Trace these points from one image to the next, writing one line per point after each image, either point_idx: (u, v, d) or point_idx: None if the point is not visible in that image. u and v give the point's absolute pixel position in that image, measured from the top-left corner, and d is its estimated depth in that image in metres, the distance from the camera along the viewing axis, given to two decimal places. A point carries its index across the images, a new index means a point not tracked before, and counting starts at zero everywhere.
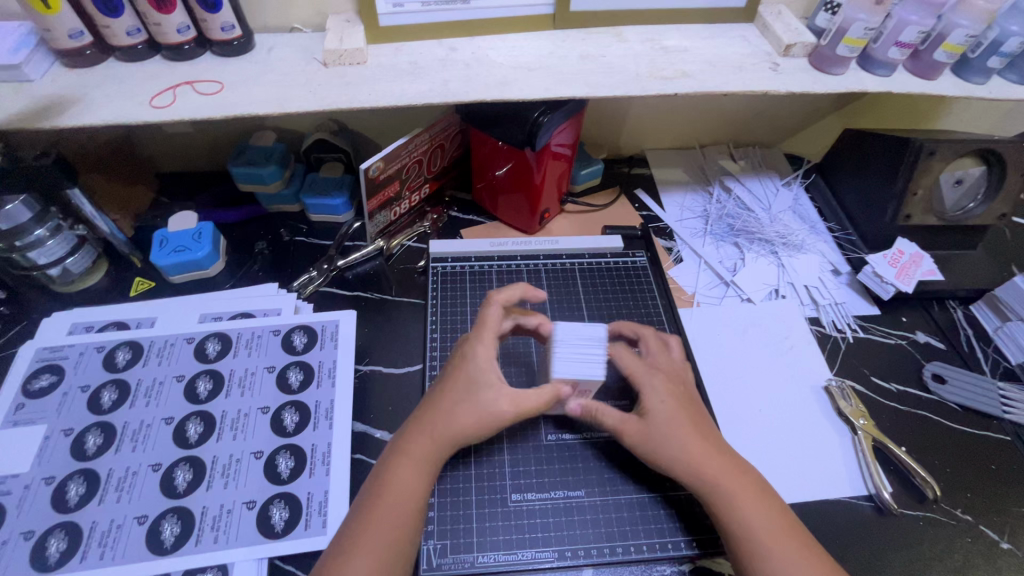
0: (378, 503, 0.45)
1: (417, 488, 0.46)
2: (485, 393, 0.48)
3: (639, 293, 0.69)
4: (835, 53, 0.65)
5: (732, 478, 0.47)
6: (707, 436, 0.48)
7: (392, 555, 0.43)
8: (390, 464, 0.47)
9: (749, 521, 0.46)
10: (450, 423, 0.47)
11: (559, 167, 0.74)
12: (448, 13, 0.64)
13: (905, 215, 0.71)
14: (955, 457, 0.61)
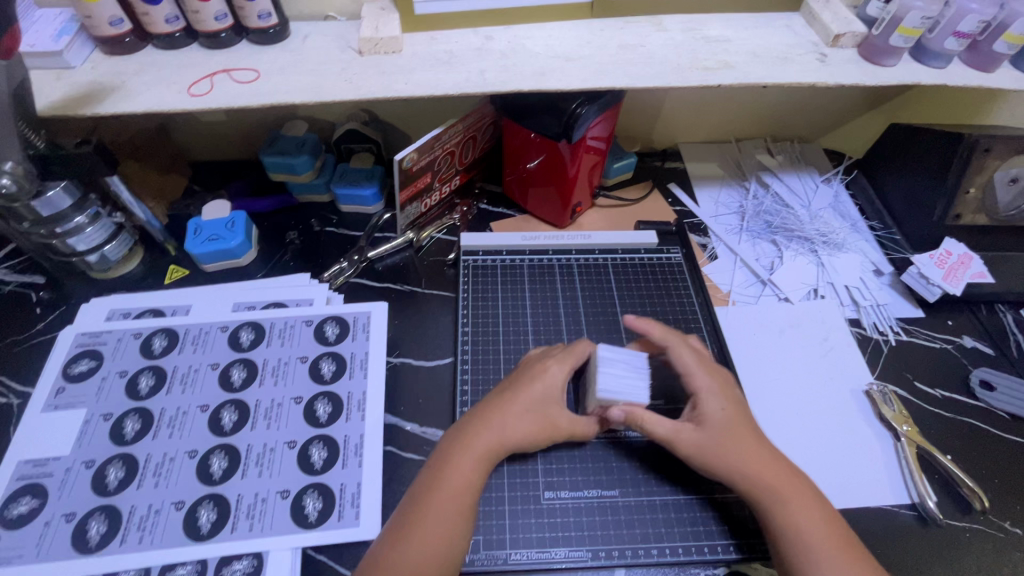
0: (432, 496, 0.45)
1: (473, 485, 0.47)
2: (552, 404, 0.51)
3: (673, 290, 0.66)
4: (887, 43, 0.62)
5: (781, 478, 0.48)
6: (759, 443, 0.50)
7: (446, 549, 0.44)
8: (445, 460, 0.47)
9: (802, 524, 0.45)
10: (514, 431, 0.49)
11: (592, 160, 0.72)
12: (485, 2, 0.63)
13: (955, 214, 0.70)
14: (1005, 469, 0.58)
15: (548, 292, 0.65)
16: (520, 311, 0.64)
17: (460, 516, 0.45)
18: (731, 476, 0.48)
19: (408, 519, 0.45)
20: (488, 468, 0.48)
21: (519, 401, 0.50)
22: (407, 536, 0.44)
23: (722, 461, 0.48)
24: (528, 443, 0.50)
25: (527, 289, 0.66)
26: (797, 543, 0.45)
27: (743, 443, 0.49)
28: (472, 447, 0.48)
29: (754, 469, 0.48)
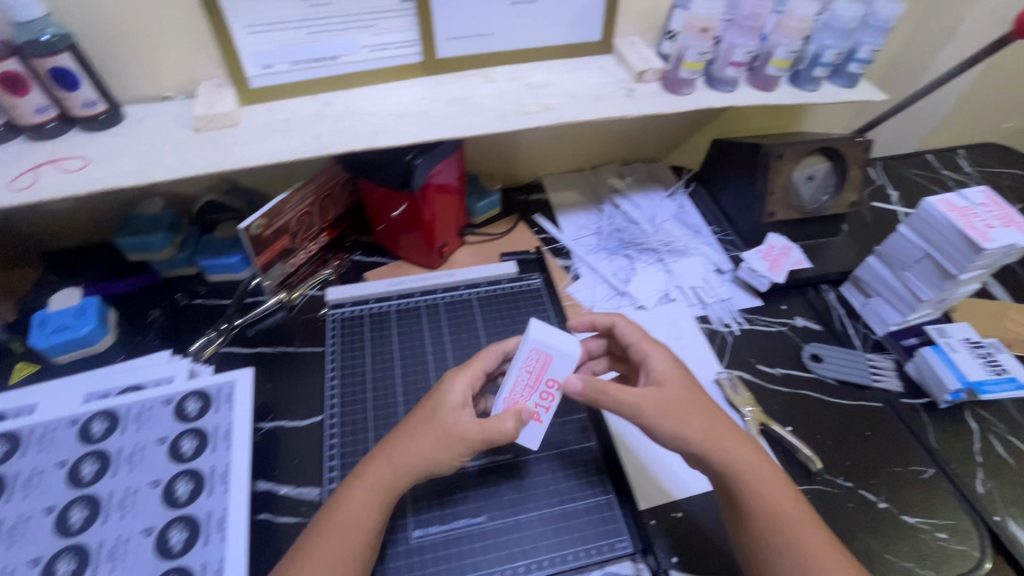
0: (325, 535, 0.47)
1: (363, 520, 0.48)
2: (444, 420, 0.51)
3: (533, 314, 0.71)
4: (680, 76, 0.71)
5: (744, 451, 0.52)
6: (714, 417, 0.54)
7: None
8: (348, 490, 0.50)
9: (778, 503, 0.50)
10: (408, 451, 0.50)
11: (448, 201, 0.77)
12: (319, 70, 0.68)
13: (768, 211, 0.79)
14: (837, 430, 0.66)
15: (415, 334, 0.68)
16: (389, 355, 0.66)
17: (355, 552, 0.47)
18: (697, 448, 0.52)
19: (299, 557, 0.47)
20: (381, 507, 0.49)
21: (413, 424, 0.51)
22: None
23: (678, 425, 0.52)
24: (427, 467, 0.50)
25: (395, 334, 0.68)
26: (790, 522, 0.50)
27: (700, 417, 0.53)
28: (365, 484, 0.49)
29: (740, 457, 0.52)
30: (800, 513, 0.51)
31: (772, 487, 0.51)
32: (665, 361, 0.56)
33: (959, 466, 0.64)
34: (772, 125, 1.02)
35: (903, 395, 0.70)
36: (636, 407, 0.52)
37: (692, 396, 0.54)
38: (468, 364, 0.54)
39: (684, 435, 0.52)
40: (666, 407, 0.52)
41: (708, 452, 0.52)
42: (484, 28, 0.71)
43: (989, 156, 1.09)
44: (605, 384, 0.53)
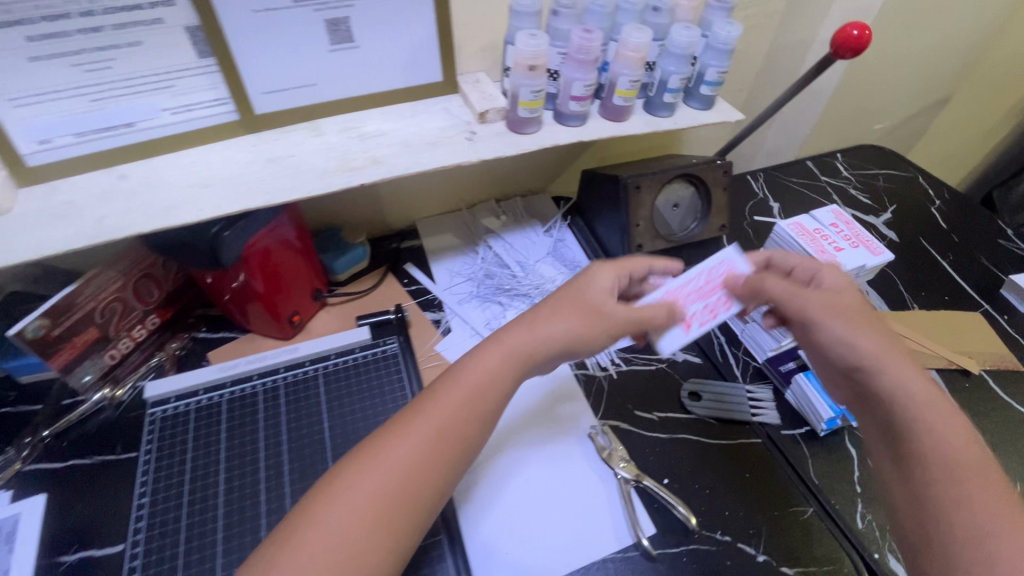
0: (414, 416, 0.48)
1: (478, 392, 0.50)
2: (592, 296, 0.55)
3: (386, 386, 0.64)
4: (520, 116, 0.67)
5: (915, 380, 0.46)
6: (901, 349, 0.48)
7: (421, 469, 0.46)
8: (462, 366, 0.52)
9: (951, 443, 0.43)
10: (531, 333, 0.53)
11: (287, 266, 0.70)
12: (114, 139, 0.60)
13: (637, 244, 0.76)
14: (714, 476, 0.62)
15: (246, 428, 0.60)
16: (213, 457, 0.57)
17: (454, 432, 0.48)
18: (864, 370, 0.47)
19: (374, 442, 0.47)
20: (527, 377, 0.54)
21: (552, 303, 0.55)
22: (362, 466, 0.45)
23: (855, 340, 0.48)
24: (551, 343, 0.52)
25: (224, 429, 0.60)
26: (945, 469, 0.42)
27: (884, 349, 0.47)
28: (462, 371, 0.51)
29: (913, 389, 0.45)
30: (966, 434, 0.43)
31: (942, 419, 0.44)
32: (837, 276, 0.55)
33: (839, 501, 0.61)
34: (652, 146, 1.01)
35: (783, 427, 0.67)
36: (803, 306, 0.52)
37: (860, 320, 0.50)
38: (615, 262, 0.60)
39: (859, 346, 0.48)
40: (832, 308, 0.51)
41: (876, 367, 0.47)
42: (305, 79, 0.65)
43: (864, 158, 1.11)
44: (789, 288, 0.53)
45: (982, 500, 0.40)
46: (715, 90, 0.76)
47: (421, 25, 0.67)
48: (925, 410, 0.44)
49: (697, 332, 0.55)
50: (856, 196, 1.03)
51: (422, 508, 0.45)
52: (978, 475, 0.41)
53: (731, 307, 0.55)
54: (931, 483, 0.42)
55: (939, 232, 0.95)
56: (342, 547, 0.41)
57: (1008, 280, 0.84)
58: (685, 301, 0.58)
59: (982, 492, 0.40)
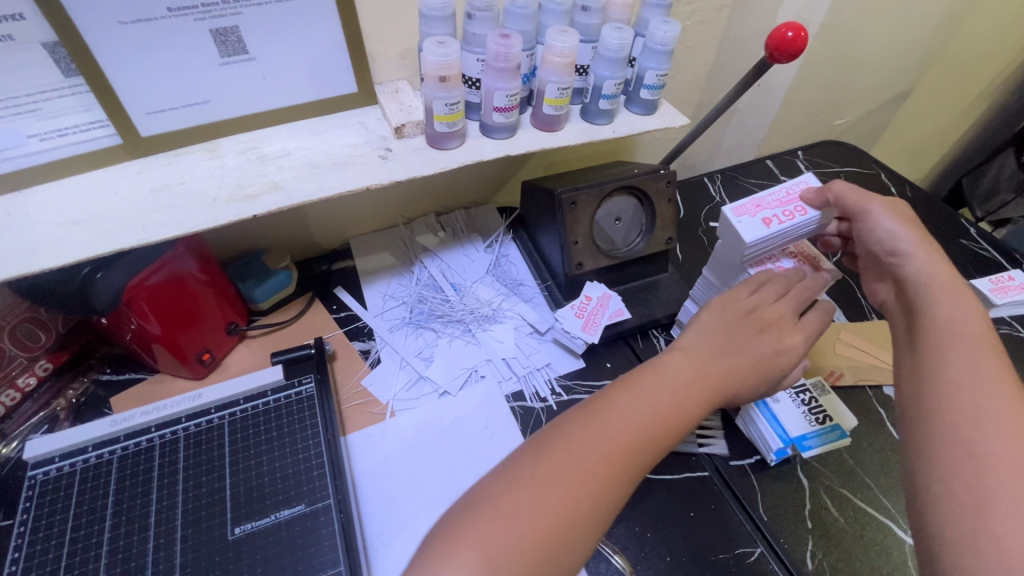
0: (575, 441, 0.46)
1: (657, 410, 0.48)
2: (768, 333, 0.54)
3: (298, 432, 0.58)
4: (438, 131, 0.61)
5: (927, 271, 0.51)
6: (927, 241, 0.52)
7: (600, 476, 0.44)
8: (658, 380, 0.50)
9: (949, 320, 0.46)
10: (722, 367, 0.51)
11: (190, 302, 0.64)
12: None
13: (577, 263, 0.70)
14: (658, 517, 0.58)
15: (137, 490, 0.54)
16: (96, 526, 0.52)
17: (633, 444, 0.46)
18: (910, 257, 0.52)
19: (554, 440, 0.46)
20: (712, 403, 0.51)
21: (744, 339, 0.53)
22: (522, 475, 0.44)
23: (906, 228, 0.54)
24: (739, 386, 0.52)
25: (112, 492, 0.54)
26: (947, 343, 0.45)
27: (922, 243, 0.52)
28: (665, 373, 0.51)
29: (926, 276, 0.50)
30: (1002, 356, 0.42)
31: (971, 331, 0.45)
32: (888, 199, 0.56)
33: (790, 541, 0.57)
34: (602, 150, 0.95)
35: (731, 458, 0.62)
36: (863, 202, 0.55)
37: (900, 220, 0.54)
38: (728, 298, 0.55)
39: (901, 237, 0.53)
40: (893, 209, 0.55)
41: (912, 256, 0.52)
42: (196, 96, 0.59)
43: (824, 157, 1.07)
44: (852, 187, 0.55)
45: (999, 427, 0.38)
46: (656, 94, 0.71)
47: (325, 33, 0.60)
48: (961, 325, 0.45)
49: (775, 231, 0.56)
50: None
51: (597, 523, 0.43)
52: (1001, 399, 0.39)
53: (809, 214, 0.57)
54: (942, 416, 0.41)
55: None
56: (511, 547, 0.40)
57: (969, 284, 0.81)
58: (765, 202, 0.58)
59: (1000, 417, 0.38)
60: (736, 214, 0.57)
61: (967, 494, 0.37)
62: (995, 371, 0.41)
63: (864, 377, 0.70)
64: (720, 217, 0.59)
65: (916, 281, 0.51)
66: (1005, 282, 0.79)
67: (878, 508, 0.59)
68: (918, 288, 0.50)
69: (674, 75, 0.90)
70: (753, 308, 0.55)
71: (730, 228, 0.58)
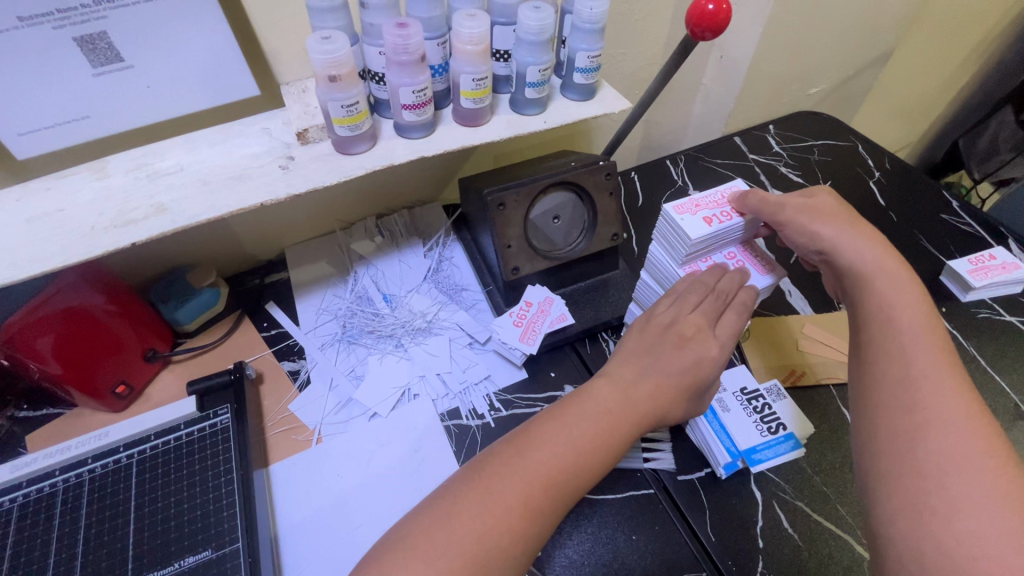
0: (499, 470, 0.42)
1: (583, 438, 0.44)
2: (693, 349, 0.48)
3: (208, 470, 0.55)
4: (342, 135, 0.56)
5: (869, 260, 0.49)
6: (864, 233, 0.51)
7: (525, 511, 0.40)
8: (598, 408, 0.45)
9: (896, 310, 0.45)
10: (642, 388, 0.47)
11: (98, 333, 0.60)
12: None
13: (512, 268, 0.65)
14: (595, 541, 0.54)
15: (36, 542, 0.51)
16: None
17: (558, 477, 0.42)
18: (844, 250, 0.50)
19: (482, 473, 0.42)
20: (639, 426, 0.46)
21: (670, 357, 0.48)
22: (443, 511, 0.40)
23: (833, 222, 0.52)
24: (661, 408, 0.47)
25: (9, 546, 0.50)
26: (894, 336, 0.44)
27: (854, 236, 0.51)
28: (592, 396, 0.47)
29: (871, 260, 0.49)
30: (941, 347, 0.42)
31: (909, 324, 0.44)
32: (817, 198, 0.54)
33: (738, 563, 0.52)
34: (554, 138, 0.89)
35: (679, 472, 0.58)
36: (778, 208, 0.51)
37: (830, 215, 0.53)
38: (653, 318, 0.51)
39: (826, 233, 0.52)
40: (821, 212, 0.53)
41: (839, 253, 0.51)
42: (75, 111, 0.53)
43: (797, 130, 1.00)
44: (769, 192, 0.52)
45: (939, 423, 0.38)
46: (591, 78, 0.64)
47: (214, 33, 0.54)
48: (898, 319, 0.45)
49: (720, 229, 0.49)
50: (786, 174, 0.92)
51: (516, 562, 0.39)
52: (945, 392, 0.39)
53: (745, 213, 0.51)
54: (887, 413, 0.41)
55: (875, 211, 0.85)
56: None
57: (946, 266, 0.75)
58: (703, 202, 0.51)
59: (945, 413, 0.38)
60: (678, 212, 0.49)
61: (897, 492, 0.37)
62: (933, 363, 0.41)
63: (828, 374, 0.65)
64: (660, 217, 0.50)
65: (850, 276, 0.50)
66: (985, 261, 0.74)
67: (835, 520, 0.55)
68: (854, 280, 0.49)
69: (625, 52, 0.83)
70: (671, 322, 0.50)
71: (672, 229, 0.49)
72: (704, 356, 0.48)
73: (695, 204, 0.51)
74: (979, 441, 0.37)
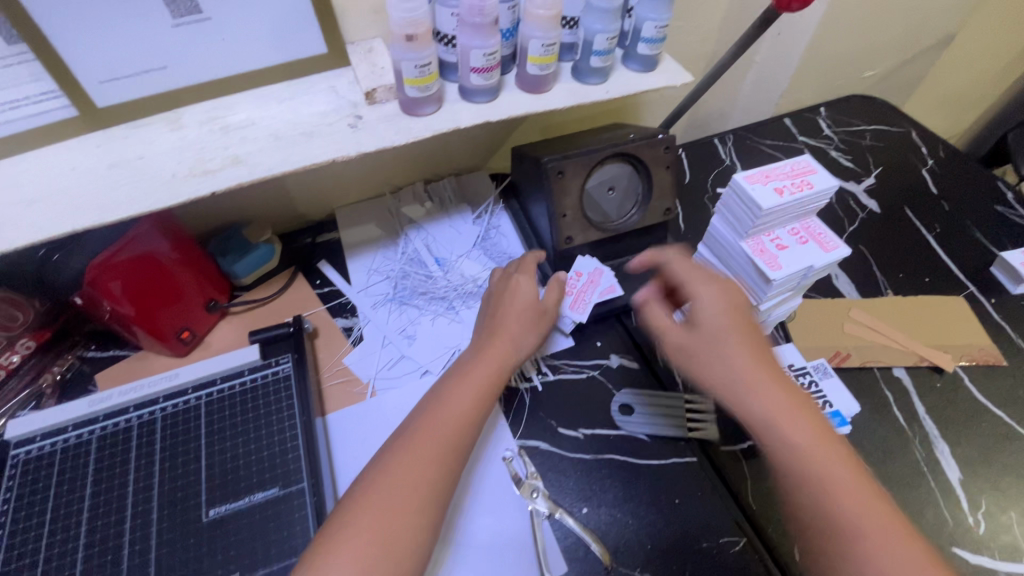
0: (391, 474, 0.46)
1: (467, 422, 0.51)
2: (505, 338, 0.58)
3: (273, 414, 0.57)
4: (410, 96, 0.56)
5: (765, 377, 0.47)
6: (745, 336, 0.49)
7: (415, 507, 0.45)
8: (475, 364, 0.55)
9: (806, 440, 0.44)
10: (515, 339, 0.58)
11: (166, 280, 0.62)
12: None
13: (566, 237, 0.66)
14: (636, 502, 0.56)
15: (114, 471, 0.54)
16: (77, 505, 0.52)
17: (439, 459, 0.48)
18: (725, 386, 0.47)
19: (379, 477, 0.46)
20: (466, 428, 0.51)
21: (508, 331, 0.59)
22: (347, 527, 0.43)
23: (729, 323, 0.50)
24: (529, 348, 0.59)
25: (92, 472, 0.54)
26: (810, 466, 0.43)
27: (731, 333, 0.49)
28: (472, 378, 0.54)
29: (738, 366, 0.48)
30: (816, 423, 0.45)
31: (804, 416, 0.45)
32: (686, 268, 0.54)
33: (778, 531, 0.54)
34: (605, 111, 0.88)
35: (722, 443, 0.60)
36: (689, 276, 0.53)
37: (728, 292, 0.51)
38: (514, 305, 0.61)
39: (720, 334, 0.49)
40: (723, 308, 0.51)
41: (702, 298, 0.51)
42: (152, 61, 0.54)
43: (850, 113, 0.98)
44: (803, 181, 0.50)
45: (868, 516, 0.41)
46: (656, 49, 0.64)
47: None
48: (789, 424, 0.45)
49: (790, 201, 0.49)
50: (836, 158, 0.91)
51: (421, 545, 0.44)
52: (831, 452, 0.44)
53: (820, 186, 0.50)
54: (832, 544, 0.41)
55: (927, 199, 0.84)
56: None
57: (998, 258, 0.75)
58: (775, 173, 0.51)
59: (848, 480, 0.42)
60: (749, 182, 0.50)
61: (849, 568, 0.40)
62: (834, 458, 0.43)
63: (872, 358, 0.65)
64: (729, 187, 0.51)
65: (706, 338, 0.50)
66: None
67: None
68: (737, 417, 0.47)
69: (685, 25, 0.82)
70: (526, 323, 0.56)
71: (740, 199, 0.50)
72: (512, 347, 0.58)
73: (766, 176, 0.51)
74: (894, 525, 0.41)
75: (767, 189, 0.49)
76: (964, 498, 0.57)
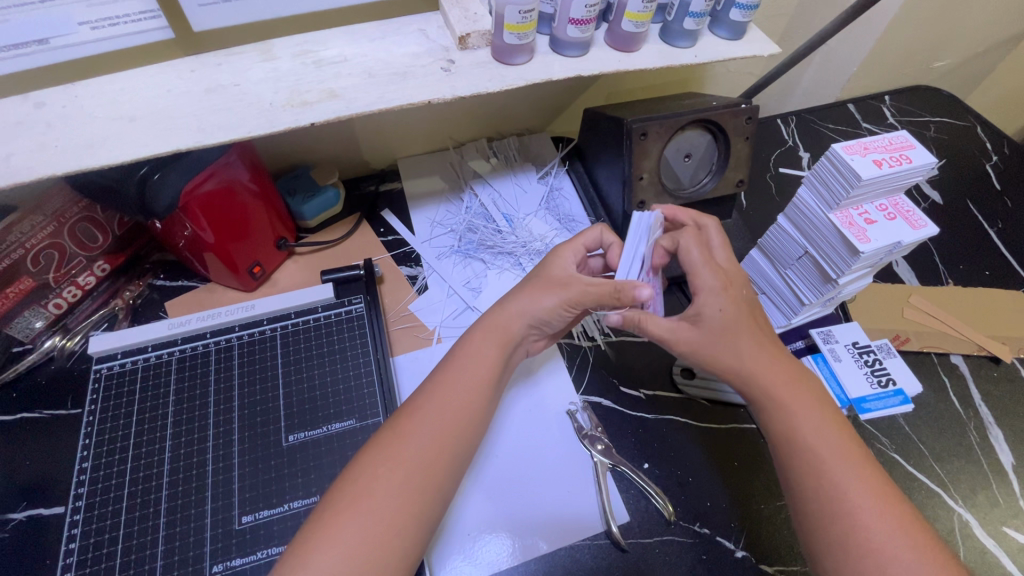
0: (376, 469, 0.43)
1: (462, 417, 0.47)
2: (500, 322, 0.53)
3: (348, 351, 0.59)
4: (506, 43, 0.56)
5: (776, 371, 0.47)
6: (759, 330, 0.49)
7: (407, 504, 0.42)
8: (467, 354, 0.51)
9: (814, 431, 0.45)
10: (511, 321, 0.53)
11: (241, 213, 0.62)
12: (27, 60, 0.49)
13: (639, 201, 0.66)
14: (695, 463, 0.58)
15: (195, 391, 0.56)
16: (160, 422, 0.54)
17: (434, 460, 0.45)
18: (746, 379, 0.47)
19: (368, 469, 0.43)
20: (466, 413, 0.48)
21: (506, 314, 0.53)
22: (336, 516, 0.41)
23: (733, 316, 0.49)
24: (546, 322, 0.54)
25: (173, 392, 0.55)
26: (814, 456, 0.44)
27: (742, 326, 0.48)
28: (463, 373, 0.50)
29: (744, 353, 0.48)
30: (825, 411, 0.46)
31: (813, 420, 0.45)
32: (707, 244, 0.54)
33: None
34: (674, 81, 0.87)
35: None
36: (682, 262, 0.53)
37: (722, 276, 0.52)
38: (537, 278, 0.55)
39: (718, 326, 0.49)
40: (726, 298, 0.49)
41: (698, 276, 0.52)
42: None
43: (914, 104, 0.97)
44: (906, 156, 0.50)
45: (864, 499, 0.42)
46: (748, 16, 0.63)
47: None
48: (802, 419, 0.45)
49: (889, 173, 0.49)
50: None
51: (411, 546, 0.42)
52: (842, 452, 0.44)
53: (918, 162, 0.50)
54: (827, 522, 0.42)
55: (990, 194, 0.84)
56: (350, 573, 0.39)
57: None
58: (871, 146, 0.51)
59: (858, 482, 0.42)
60: (848, 152, 0.49)
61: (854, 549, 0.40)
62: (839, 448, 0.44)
63: (932, 343, 0.66)
64: (823, 157, 0.51)
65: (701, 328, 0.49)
66: None
67: (929, 475, 0.58)
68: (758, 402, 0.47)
69: None
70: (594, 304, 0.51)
71: (836, 168, 0.50)
72: (503, 319, 0.53)
73: (863, 147, 0.51)
74: (886, 504, 0.42)
75: (866, 159, 0.49)
76: (1015, 481, 0.58)
